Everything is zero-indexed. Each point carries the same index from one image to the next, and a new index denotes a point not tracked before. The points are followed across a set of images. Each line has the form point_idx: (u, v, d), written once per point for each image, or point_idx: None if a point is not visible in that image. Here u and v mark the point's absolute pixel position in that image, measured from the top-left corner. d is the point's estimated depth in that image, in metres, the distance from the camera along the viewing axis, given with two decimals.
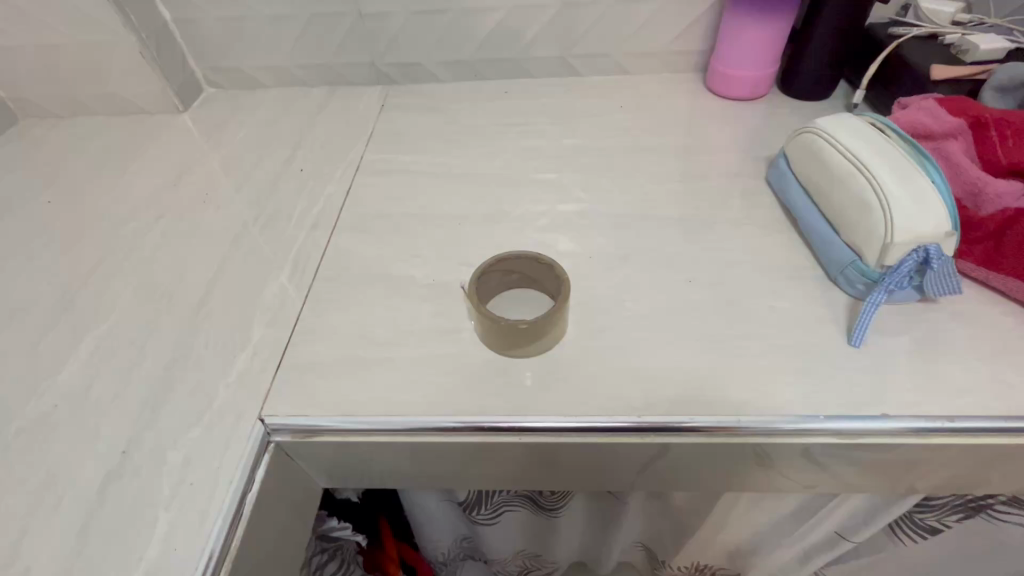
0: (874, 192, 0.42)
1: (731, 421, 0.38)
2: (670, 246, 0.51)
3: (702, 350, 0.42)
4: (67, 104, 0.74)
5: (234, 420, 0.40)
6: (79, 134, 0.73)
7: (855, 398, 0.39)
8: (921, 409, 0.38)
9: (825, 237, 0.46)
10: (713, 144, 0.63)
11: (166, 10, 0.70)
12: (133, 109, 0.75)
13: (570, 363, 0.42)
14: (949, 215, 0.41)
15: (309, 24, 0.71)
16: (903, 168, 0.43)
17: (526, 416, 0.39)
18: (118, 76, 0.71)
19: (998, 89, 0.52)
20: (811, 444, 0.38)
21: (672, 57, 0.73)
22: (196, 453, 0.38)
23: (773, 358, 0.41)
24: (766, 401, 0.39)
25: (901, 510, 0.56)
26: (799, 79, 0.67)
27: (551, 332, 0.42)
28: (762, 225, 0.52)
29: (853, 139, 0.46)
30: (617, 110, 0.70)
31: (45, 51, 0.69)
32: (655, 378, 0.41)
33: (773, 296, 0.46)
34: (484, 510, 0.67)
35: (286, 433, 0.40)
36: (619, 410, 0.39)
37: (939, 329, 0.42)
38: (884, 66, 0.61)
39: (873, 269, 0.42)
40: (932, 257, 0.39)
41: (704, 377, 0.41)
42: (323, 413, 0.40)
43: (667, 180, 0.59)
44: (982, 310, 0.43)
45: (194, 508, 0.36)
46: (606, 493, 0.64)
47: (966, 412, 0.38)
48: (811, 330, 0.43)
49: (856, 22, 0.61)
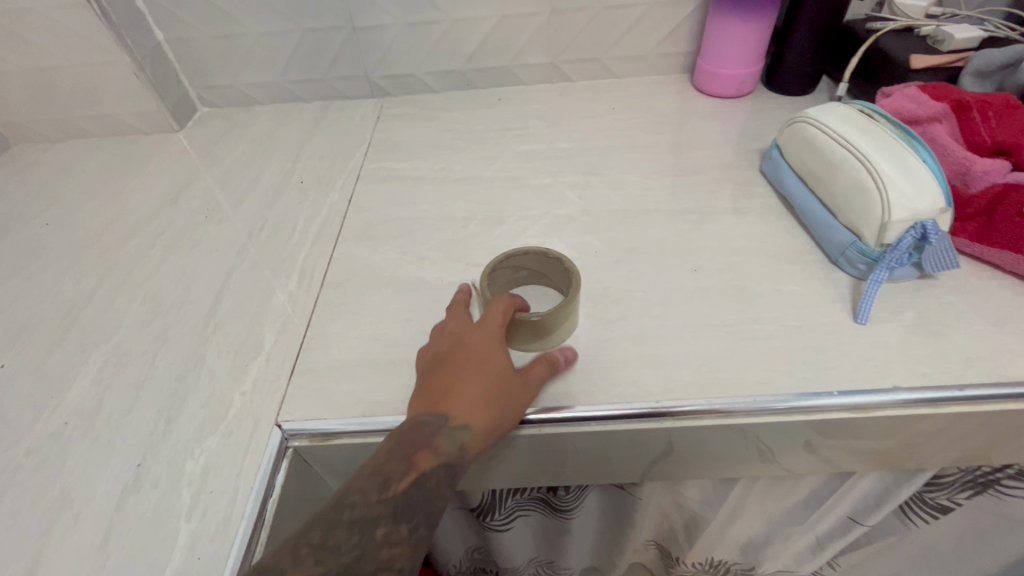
0: (868, 174, 0.43)
1: (748, 401, 0.38)
2: (673, 238, 0.52)
3: (712, 335, 0.43)
4: (60, 127, 0.74)
5: (251, 426, 0.39)
6: (74, 157, 0.73)
7: (865, 373, 0.39)
8: (930, 379, 0.39)
9: (824, 222, 0.48)
10: (706, 139, 0.65)
11: (159, 31, 0.71)
12: (128, 130, 0.75)
13: (584, 354, 0.42)
14: (942, 191, 0.42)
15: (302, 40, 0.71)
16: (894, 150, 0.44)
17: (545, 407, 0.39)
18: (113, 97, 0.71)
19: (977, 74, 0.54)
20: (827, 420, 0.38)
21: (659, 60, 0.75)
22: (214, 461, 0.38)
23: (783, 338, 0.42)
24: (780, 380, 0.39)
25: (912, 489, 0.57)
26: (783, 76, 0.69)
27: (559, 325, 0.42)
28: (760, 214, 0.54)
29: (844, 126, 0.48)
30: (610, 112, 0.71)
31: (38, 75, 0.69)
32: (669, 364, 0.41)
33: (777, 280, 0.47)
34: (499, 515, 0.66)
35: (303, 438, 0.39)
36: (637, 397, 0.39)
37: (939, 303, 0.43)
38: (864, 58, 0.63)
39: (873, 247, 0.43)
40: (929, 232, 0.41)
41: (718, 361, 0.41)
42: (341, 416, 0.40)
43: (664, 175, 0.60)
44: (979, 284, 0.44)
45: (217, 516, 0.35)
46: (620, 489, 0.64)
47: (974, 379, 0.38)
48: (818, 310, 0.44)
49: (835, 18, 0.63)
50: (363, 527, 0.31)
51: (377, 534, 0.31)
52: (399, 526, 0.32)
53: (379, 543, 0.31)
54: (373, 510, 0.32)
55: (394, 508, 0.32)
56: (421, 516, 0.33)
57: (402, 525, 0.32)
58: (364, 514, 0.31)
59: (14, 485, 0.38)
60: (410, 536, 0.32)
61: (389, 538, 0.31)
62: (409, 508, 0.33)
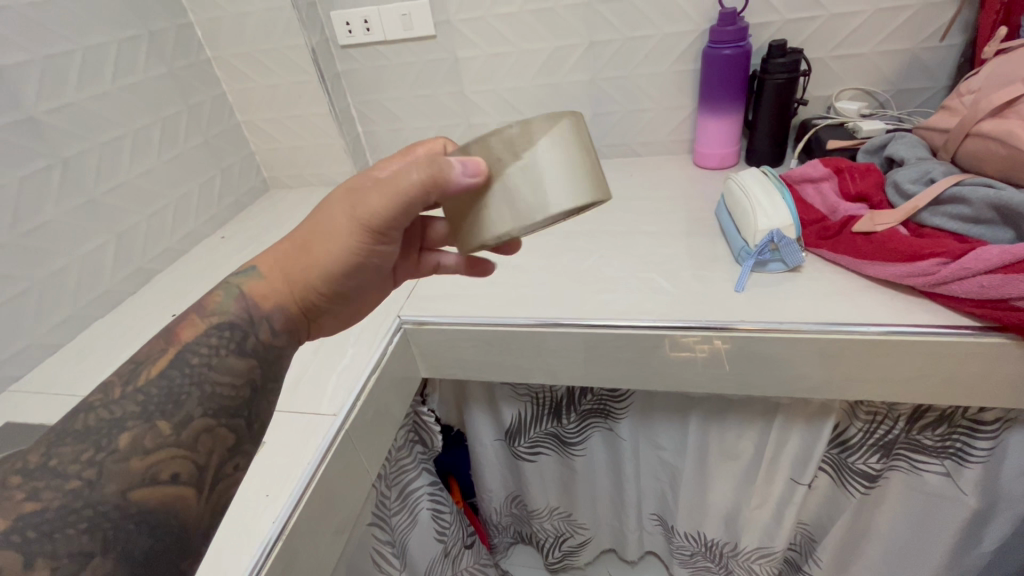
0: (747, 204, 0.71)
1: (648, 323, 0.67)
2: (642, 249, 0.83)
3: (644, 296, 0.72)
4: (297, 180, 1.25)
5: (385, 317, 0.77)
6: (301, 197, 1.22)
7: (727, 314, 0.66)
8: (766, 318, 0.64)
9: (732, 236, 0.75)
10: (689, 194, 0.95)
11: (359, 126, 1.20)
12: (332, 182, 1.23)
13: (566, 300, 0.74)
14: (792, 214, 0.68)
15: (438, 131, 1.16)
16: (768, 192, 0.72)
17: (535, 316, 0.72)
18: (329, 163, 1.20)
19: (867, 151, 0.78)
20: (696, 334, 0.65)
21: (670, 145, 1.07)
22: (368, 327, 0.75)
23: (686, 297, 0.70)
24: (673, 314, 0.68)
25: (824, 445, 0.75)
26: (754, 155, 0.97)
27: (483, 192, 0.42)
28: (704, 237, 0.82)
29: (748, 179, 0.76)
30: (629, 178, 1.04)
31: (293, 151, 1.20)
32: (610, 306, 0.72)
33: (697, 271, 0.75)
34: (524, 442, 0.94)
35: (409, 322, 0.76)
36: (589, 316, 0.70)
37: (795, 282, 0.68)
38: (807, 143, 0.91)
39: (750, 246, 0.70)
40: (775, 237, 0.67)
41: (641, 307, 0.70)
42: (430, 314, 0.76)
43: (651, 215, 0.91)
44: (828, 274, 0.68)
45: (368, 347, 0.72)
46: (609, 429, 0.89)
47: (793, 319, 0.63)
48: (715, 285, 0.71)
49: (782, 116, 0.92)
50: (109, 433, 0.41)
51: (125, 441, 0.40)
52: (159, 425, 0.42)
53: (130, 452, 0.40)
54: (125, 413, 0.42)
55: (145, 407, 0.43)
56: (184, 410, 0.44)
57: (164, 426, 0.42)
58: (117, 421, 0.41)
59: None
60: (172, 437, 0.42)
61: (150, 436, 0.42)
62: (162, 409, 0.43)
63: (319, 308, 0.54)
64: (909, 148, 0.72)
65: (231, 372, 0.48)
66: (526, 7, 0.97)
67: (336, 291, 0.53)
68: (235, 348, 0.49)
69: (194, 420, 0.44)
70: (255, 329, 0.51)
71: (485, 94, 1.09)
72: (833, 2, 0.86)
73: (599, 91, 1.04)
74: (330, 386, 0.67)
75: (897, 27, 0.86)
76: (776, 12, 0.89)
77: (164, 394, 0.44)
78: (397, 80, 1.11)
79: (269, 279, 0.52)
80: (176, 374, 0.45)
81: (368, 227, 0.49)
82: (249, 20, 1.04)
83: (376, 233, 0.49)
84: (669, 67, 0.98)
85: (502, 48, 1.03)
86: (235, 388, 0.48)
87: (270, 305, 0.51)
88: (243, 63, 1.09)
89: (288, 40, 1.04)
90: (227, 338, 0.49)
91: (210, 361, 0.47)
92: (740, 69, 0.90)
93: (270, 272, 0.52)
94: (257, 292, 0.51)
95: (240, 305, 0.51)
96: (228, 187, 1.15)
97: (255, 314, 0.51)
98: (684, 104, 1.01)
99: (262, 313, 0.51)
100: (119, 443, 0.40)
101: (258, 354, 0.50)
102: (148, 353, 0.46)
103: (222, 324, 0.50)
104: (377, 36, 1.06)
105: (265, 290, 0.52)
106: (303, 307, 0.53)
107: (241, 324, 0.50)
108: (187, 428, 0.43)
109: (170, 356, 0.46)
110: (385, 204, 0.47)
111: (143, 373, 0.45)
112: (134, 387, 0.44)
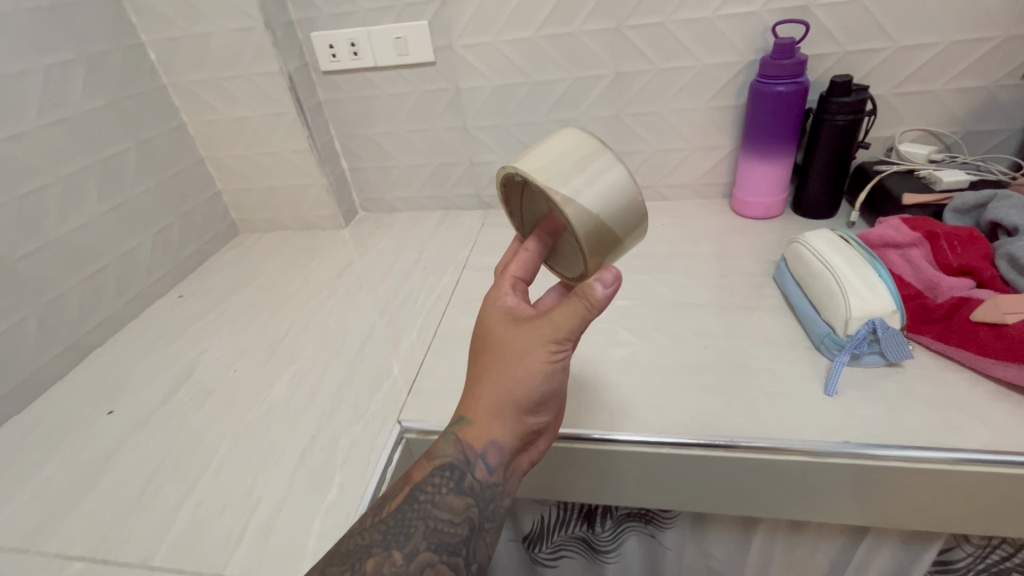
0: (835, 282, 0.58)
1: (728, 441, 0.52)
2: (692, 323, 0.68)
3: (709, 395, 0.58)
4: (271, 222, 1.08)
5: (380, 423, 0.60)
6: (277, 242, 1.06)
7: (827, 430, 0.51)
8: (880, 439, 0.50)
9: (809, 316, 0.61)
10: (735, 250, 0.81)
11: (344, 163, 1.05)
12: (313, 226, 1.07)
13: (610, 395, 0.59)
14: (894, 298, 0.55)
15: (436, 169, 1.01)
16: (857, 266, 0.59)
17: (576, 430, 0.56)
18: (309, 206, 1.04)
19: (957, 210, 0.67)
20: (789, 461, 0.50)
21: (703, 187, 0.94)
22: (358, 440, 0.58)
23: (765, 400, 0.56)
24: (757, 429, 0.53)
25: (925, 567, 0.62)
26: (805, 203, 0.84)
27: (617, 234, 0.46)
28: (767, 310, 0.68)
29: (825, 246, 0.63)
30: (659, 227, 0.91)
31: (267, 191, 1.04)
32: (671, 410, 0.56)
33: (771, 359, 0.60)
34: (545, 548, 0.79)
35: (414, 431, 0.59)
36: (646, 430, 0.55)
37: (902, 385, 0.54)
38: (870, 192, 0.78)
39: (842, 336, 0.56)
40: (879, 327, 0.54)
41: (708, 411, 0.56)
42: (437, 419, 0.59)
43: (694, 277, 0.77)
44: (940, 373, 0.55)
45: (357, 468, 0.55)
46: (650, 536, 0.73)
47: (917, 442, 0.49)
48: (798, 383, 0.57)
49: (842, 162, 0.79)
50: (360, 559, 0.41)
51: (371, 565, 0.41)
52: (393, 553, 0.42)
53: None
54: (371, 537, 0.43)
55: (385, 534, 0.43)
56: (412, 541, 0.43)
57: (404, 556, 0.42)
58: (368, 545, 0.42)
59: (240, 442, 0.61)
60: (403, 566, 0.41)
61: (387, 562, 0.41)
62: (396, 538, 0.43)
63: (527, 440, 0.49)
64: (1020, 213, 0.60)
65: (452, 510, 0.45)
66: (543, 32, 0.83)
67: (539, 418, 0.48)
68: (454, 487, 0.46)
69: (421, 552, 0.42)
70: (474, 470, 0.46)
71: (491, 129, 0.94)
72: (901, 33, 0.74)
73: (623, 128, 0.90)
74: (313, 527, 0.50)
75: (974, 62, 0.75)
76: (834, 42, 0.77)
77: (399, 525, 0.43)
78: (389, 113, 0.96)
79: (479, 419, 0.46)
80: (409, 507, 0.45)
81: (550, 338, 0.44)
82: (214, 42, 0.88)
83: (562, 340, 0.45)
84: (706, 102, 0.85)
85: (513, 79, 0.89)
86: (456, 526, 0.45)
87: (484, 444, 0.46)
88: (207, 91, 0.93)
89: (261, 66, 0.89)
90: (448, 479, 0.46)
91: (439, 496, 0.45)
92: (796, 107, 0.77)
93: (478, 415, 0.47)
94: (466, 432, 0.47)
95: (458, 449, 0.46)
96: (189, 235, 0.98)
97: (472, 459, 0.46)
98: (722, 144, 0.88)
99: (475, 453, 0.46)
100: (366, 565, 0.41)
101: (473, 493, 0.46)
102: (388, 488, 0.47)
103: (443, 466, 0.46)
104: (366, 61, 0.91)
105: (476, 429, 0.46)
106: (516, 443, 0.48)
107: (458, 464, 0.46)
108: (415, 559, 0.42)
109: (404, 492, 0.46)
110: (574, 313, 0.43)
111: (386, 505, 0.45)
112: (381, 517, 0.44)
